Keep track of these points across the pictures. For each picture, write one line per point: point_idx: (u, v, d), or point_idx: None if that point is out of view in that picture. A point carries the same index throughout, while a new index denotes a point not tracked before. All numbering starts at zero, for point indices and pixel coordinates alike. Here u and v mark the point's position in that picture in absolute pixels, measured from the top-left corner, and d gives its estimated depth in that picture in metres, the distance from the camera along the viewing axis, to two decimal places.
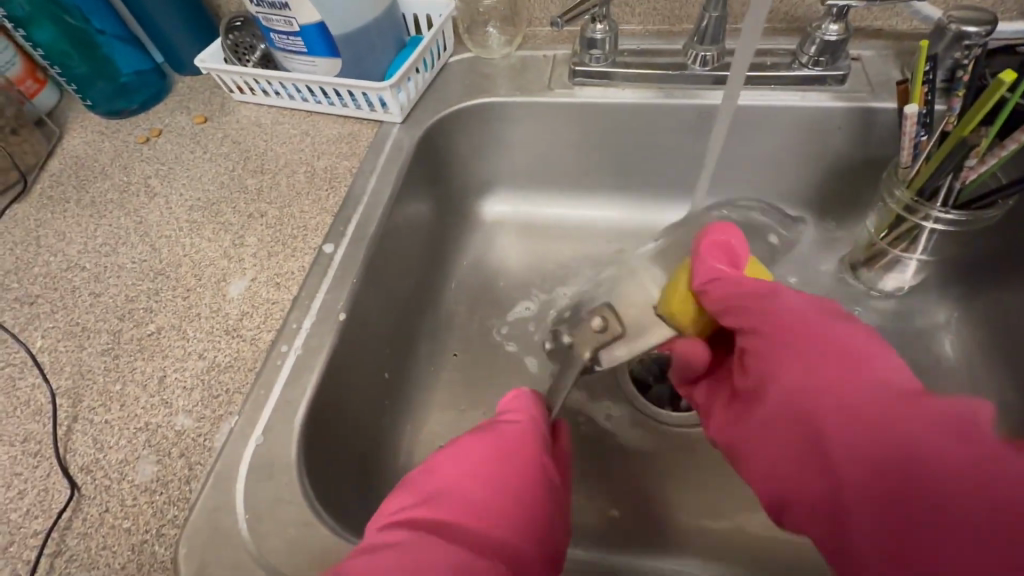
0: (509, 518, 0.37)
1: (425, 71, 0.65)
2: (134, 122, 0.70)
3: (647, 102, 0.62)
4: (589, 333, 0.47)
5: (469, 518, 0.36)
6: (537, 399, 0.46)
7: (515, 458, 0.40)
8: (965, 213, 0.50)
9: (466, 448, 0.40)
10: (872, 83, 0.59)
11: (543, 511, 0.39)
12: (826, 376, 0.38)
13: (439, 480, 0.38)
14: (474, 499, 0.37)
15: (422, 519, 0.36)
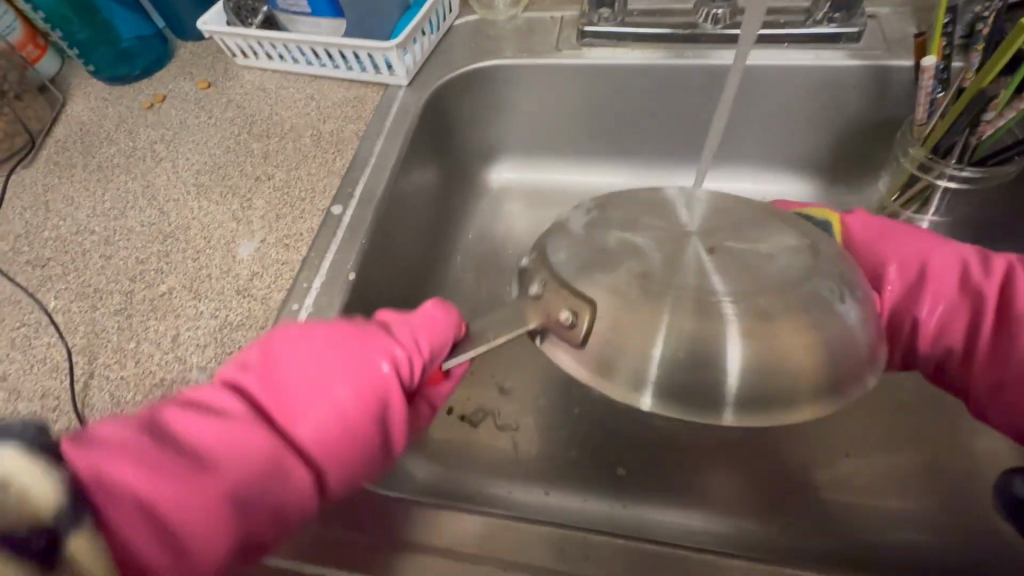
0: (317, 423, 0.35)
1: (430, 33, 0.64)
2: (138, 88, 0.69)
3: (657, 62, 0.61)
4: (558, 308, 0.34)
5: (285, 408, 0.35)
6: (448, 322, 0.40)
7: (369, 372, 0.37)
8: (981, 170, 0.50)
9: (326, 335, 0.38)
10: (888, 40, 0.58)
11: (373, 431, 0.37)
12: (932, 239, 0.46)
13: (285, 354, 0.37)
14: (298, 390, 0.36)
15: (247, 390, 0.36)
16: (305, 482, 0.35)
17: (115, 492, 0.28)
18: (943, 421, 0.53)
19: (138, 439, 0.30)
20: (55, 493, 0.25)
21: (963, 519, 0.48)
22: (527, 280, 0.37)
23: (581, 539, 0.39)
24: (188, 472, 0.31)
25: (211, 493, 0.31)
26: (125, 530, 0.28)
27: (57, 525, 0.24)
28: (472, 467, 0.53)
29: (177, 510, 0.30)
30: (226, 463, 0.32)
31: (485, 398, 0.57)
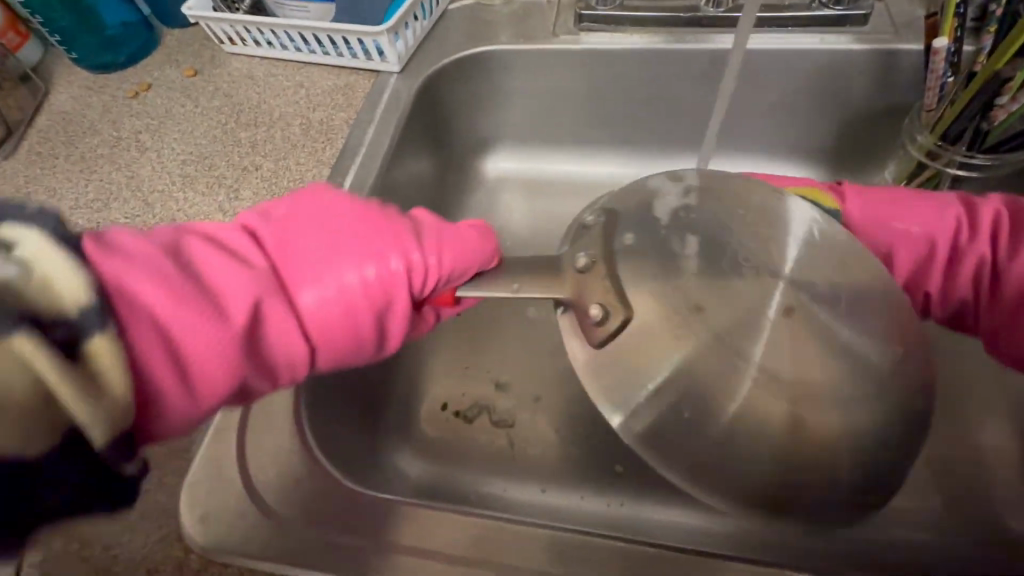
0: (324, 284, 0.33)
1: (423, 18, 0.62)
2: (122, 76, 0.67)
3: (657, 47, 0.59)
4: (591, 300, 0.35)
5: (296, 261, 0.33)
6: (480, 243, 0.38)
7: (386, 256, 0.35)
8: (989, 158, 0.49)
9: (355, 209, 0.36)
10: (896, 23, 0.56)
11: (375, 318, 0.35)
12: (919, 203, 0.44)
13: (310, 213, 0.35)
14: (314, 246, 0.34)
15: (261, 236, 0.34)
16: (300, 347, 0.33)
17: (137, 302, 0.27)
18: (949, 417, 0.51)
19: (161, 257, 0.29)
20: (83, 291, 0.25)
21: (966, 517, 0.47)
22: (580, 244, 0.38)
23: (578, 540, 0.38)
24: (202, 300, 0.29)
25: (219, 330, 0.29)
26: (139, 336, 0.27)
27: (80, 323, 0.24)
28: (465, 464, 0.52)
29: (187, 333, 0.28)
30: (235, 304, 0.30)
31: (480, 394, 0.56)
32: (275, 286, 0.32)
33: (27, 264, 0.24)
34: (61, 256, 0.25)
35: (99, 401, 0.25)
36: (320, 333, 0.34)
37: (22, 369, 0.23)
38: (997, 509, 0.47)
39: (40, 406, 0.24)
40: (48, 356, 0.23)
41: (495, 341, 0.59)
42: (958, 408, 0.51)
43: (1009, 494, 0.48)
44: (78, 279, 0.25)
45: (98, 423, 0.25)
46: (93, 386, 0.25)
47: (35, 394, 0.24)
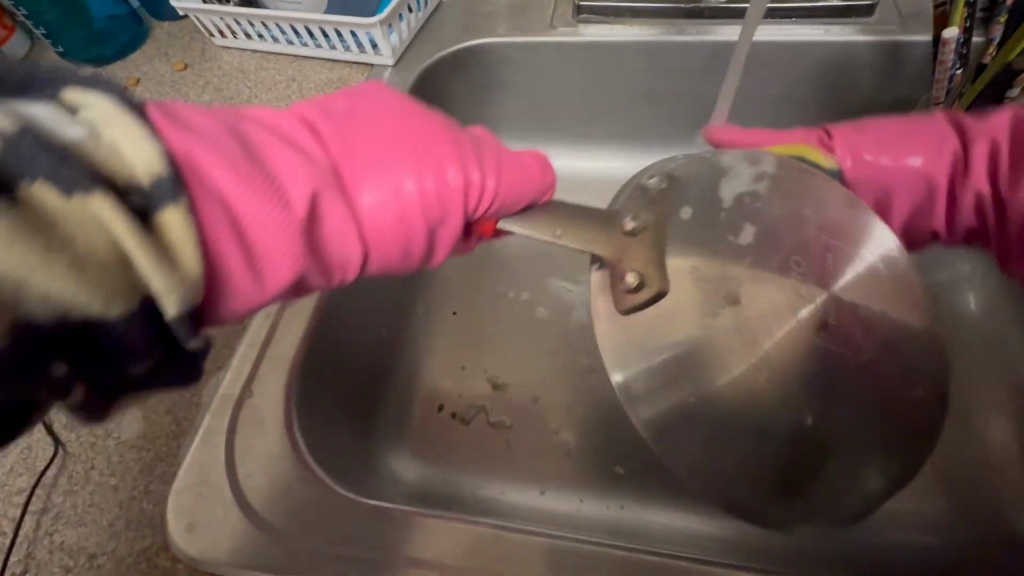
0: (383, 180, 0.30)
1: (417, 9, 0.61)
2: (111, 70, 0.65)
3: (656, 39, 0.57)
4: (630, 265, 0.33)
5: (357, 155, 0.31)
6: (540, 173, 0.36)
7: (451, 163, 0.32)
8: None
9: (420, 112, 0.33)
10: (903, 14, 0.54)
11: (437, 229, 0.32)
12: (910, 141, 0.44)
13: (370, 110, 0.33)
14: (376, 141, 0.31)
15: (318, 128, 0.31)
16: (358, 250, 0.30)
17: (203, 179, 0.25)
18: (955, 417, 0.50)
19: (225, 138, 0.27)
20: (156, 160, 0.23)
21: (970, 519, 0.47)
22: (629, 203, 0.36)
23: (575, 547, 0.37)
24: (268, 185, 0.27)
25: (285, 219, 0.27)
26: (205, 216, 0.25)
27: (151, 191, 0.22)
28: (462, 467, 0.51)
29: (254, 218, 0.26)
30: (300, 194, 0.27)
31: (477, 395, 0.55)
32: (337, 183, 0.29)
33: (95, 127, 0.22)
34: (132, 120, 0.23)
35: (174, 273, 0.23)
36: (380, 239, 0.31)
37: (98, 230, 0.22)
38: (1003, 512, 0.46)
39: (114, 275, 0.22)
40: (125, 221, 0.21)
41: (493, 341, 0.58)
42: (965, 410, 0.50)
43: (1016, 497, 0.47)
44: (150, 146, 0.23)
45: (171, 297, 0.23)
46: (166, 258, 0.23)
47: (110, 259, 0.22)
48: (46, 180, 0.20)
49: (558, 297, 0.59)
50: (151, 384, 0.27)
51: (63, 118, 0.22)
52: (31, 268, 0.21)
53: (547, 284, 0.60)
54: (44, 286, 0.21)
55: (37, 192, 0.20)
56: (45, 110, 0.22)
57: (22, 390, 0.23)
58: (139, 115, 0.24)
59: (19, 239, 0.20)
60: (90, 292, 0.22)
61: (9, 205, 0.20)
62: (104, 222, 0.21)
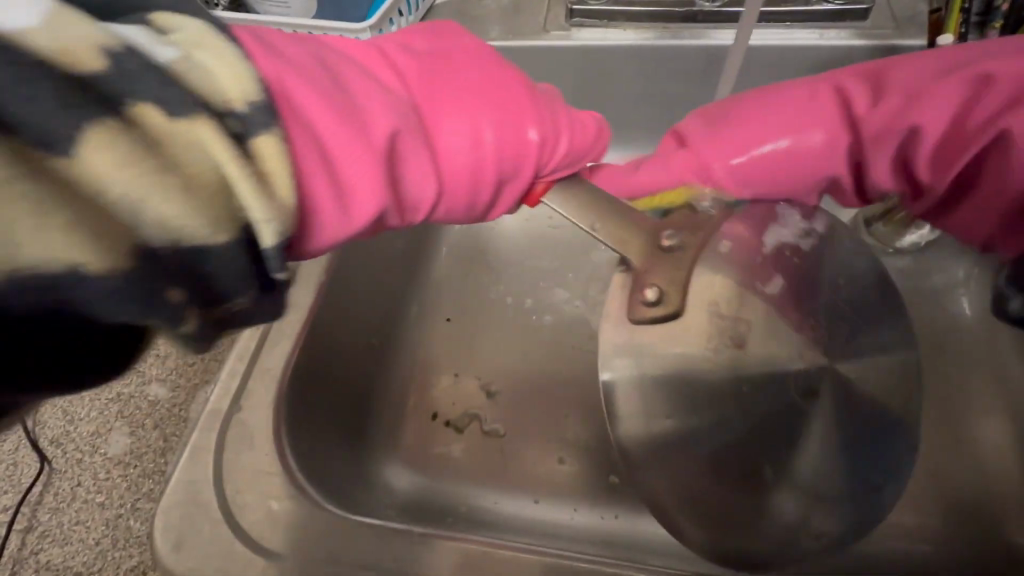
0: (462, 121, 0.29)
1: (408, 13, 0.60)
2: None
3: (650, 43, 0.57)
4: (654, 279, 0.34)
5: (434, 95, 0.29)
6: (596, 136, 0.36)
7: (530, 109, 0.31)
8: None
9: (492, 59, 0.32)
10: (898, 18, 0.54)
11: (512, 176, 0.31)
12: (803, 137, 0.38)
13: (443, 52, 0.31)
14: (454, 82, 0.30)
15: (393, 68, 0.29)
16: (435, 191, 0.28)
17: (294, 100, 0.23)
18: (948, 423, 0.50)
19: (311, 65, 0.25)
20: (254, 84, 0.20)
21: (964, 526, 0.47)
22: (674, 222, 0.36)
23: (566, 564, 0.37)
24: (357, 115, 0.25)
25: (375, 149, 0.25)
26: (301, 139, 0.22)
27: (247, 116, 0.20)
28: (454, 477, 0.51)
29: (345, 145, 0.24)
30: (388, 125, 0.25)
31: (470, 402, 0.55)
32: (418, 121, 0.28)
33: (187, 49, 0.19)
34: (223, 40, 0.20)
35: (275, 204, 0.20)
36: (458, 182, 0.29)
37: (205, 159, 0.19)
38: (998, 521, 0.46)
39: (223, 204, 0.20)
40: (229, 146, 0.19)
41: (486, 348, 0.57)
42: (958, 417, 0.50)
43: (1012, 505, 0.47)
44: (244, 66, 0.20)
45: (272, 228, 0.21)
46: (267, 185, 0.20)
47: (217, 184, 0.19)
48: (153, 101, 0.18)
49: (552, 304, 0.59)
50: (241, 322, 0.24)
51: (153, 38, 0.19)
52: (146, 192, 0.18)
53: (539, 290, 0.60)
54: (158, 213, 0.18)
55: (143, 113, 0.18)
56: (132, 30, 0.19)
57: (140, 320, 0.19)
58: (231, 37, 0.21)
59: (133, 160, 0.17)
60: (201, 218, 0.19)
61: (117, 126, 0.17)
62: (210, 148, 0.19)
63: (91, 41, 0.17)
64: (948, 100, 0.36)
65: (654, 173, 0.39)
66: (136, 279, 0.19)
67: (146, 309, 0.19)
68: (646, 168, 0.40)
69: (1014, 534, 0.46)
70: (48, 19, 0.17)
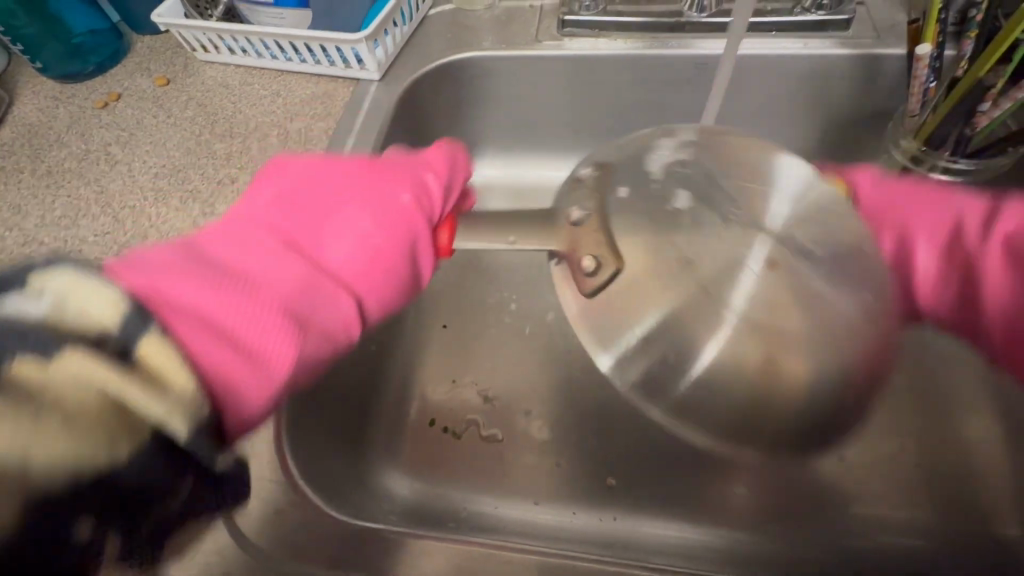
0: (346, 239, 0.35)
1: (403, 24, 0.61)
2: (91, 86, 0.64)
3: (640, 53, 0.58)
4: (584, 251, 0.33)
5: (308, 224, 0.35)
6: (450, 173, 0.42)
7: (391, 201, 0.37)
8: (974, 162, 0.49)
9: (340, 170, 0.38)
10: (878, 28, 0.56)
11: (406, 257, 0.36)
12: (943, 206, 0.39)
13: (294, 187, 0.37)
14: (320, 210, 0.36)
15: (263, 218, 0.34)
16: (347, 303, 0.33)
17: (183, 303, 0.27)
18: (937, 420, 0.52)
19: (197, 262, 0.29)
20: (120, 302, 0.23)
21: (956, 520, 0.48)
22: (574, 197, 0.35)
23: (570, 566, 0.37)
24: (240, 286, 0.29)
25: (271, 297, 0.29)
26: (191, 333, 0.26)
27: (125, 332, 0.23)
28: (453, 482, 0.51)
29: (238, 318, 0.28)
30: (273, 279, 0.31)
31: (469, 408, 0.55)
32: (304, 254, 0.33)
33: (56, 295, 0.22)
34: (92, 278, 0.24)
35: (170, 399, 0.23)
36: (360, 285, 0.34)
37: (84, 389, 0.22)
38: (986, 514, 0.48)
39: (115, 416, 0.22)
40: (106, 368, 0.22)
41: (483, 353, 0.58)
42: (945, 412, 0.52)
43: (999, 499, 0.48)
44: (115, 292, 0.24)
45: (178, 418, 0.23)
46: (159, 385, 0.23)
47: (107, 403, 0.22)
48: (25, 354, 0.21)
49: (545, 307, 0.60)
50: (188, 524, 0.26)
51: (24, 299, 0.22)
52: (30, 441, 0.20)
53: (536, 293, 0.61)
54: (48, 454, 0.21)
55: (18, 369, 0.21)
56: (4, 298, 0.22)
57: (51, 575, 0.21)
58: (97, 274, 0.24)
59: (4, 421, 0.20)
60: (94, 444, 0.22)
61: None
62: (90, 374, 0.22)
63: None
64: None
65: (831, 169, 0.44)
66: (21, 540, 0.20)
67: (43, 568, 0.20)
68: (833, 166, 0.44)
69: (1003, 526, 0.47)
70: None
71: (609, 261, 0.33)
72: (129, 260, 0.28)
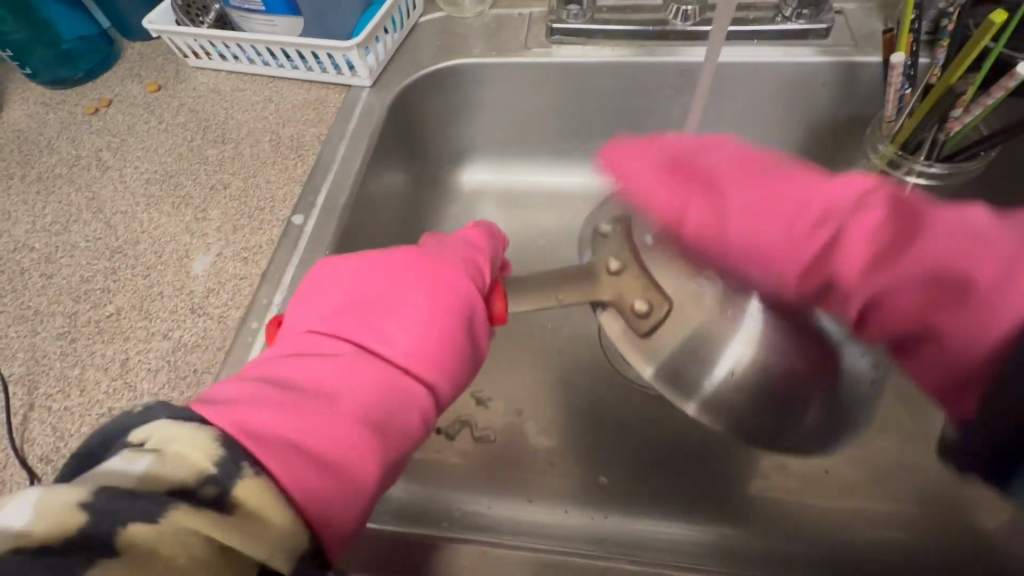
0: (410, 335, 0.34)
1: (394, 31, 0.62)
2: (80, 92, 0.64)
3: (628, 60, 0.59)
4: (631, 296, 0.39)
5: (368, 326, 0.34)
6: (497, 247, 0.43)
7: (444, 284, 0.36)
8: (947, 166, 0.50)
9: (391, 261, 0.37)
10: (856, 37, 0.58)
11: (469, 339, 0.36)
12: (759, 227, 0.34)
13: (348, 288, 0.36)
14: (378, 311, 0.35)
15: (326, 329, 0.34)
16: (423, 396, 0.33)
17: (267, 440, 0.27)
18: (917, 416, 0.53)
19: (271, 392, 0.29)
20: (213, 446, 0.25)
21: (937, 514, 0.49)
22: (604, 252, 0.41)
23: (561, 562, 0.38)
24: (317, 407, 0.30)
25: (347, 418, 0.30)
26: (284, 468, 0.27)
27: (221, 476, 0.24)
28: (447, 484, 0.52)
29: (321, 440, 0.29)
30: (346, 392, 0.31)
31: (461, 410, 0.55)
32: (371, 359, 0.33)
33: (160, 451, 0.25)
34: (188, 427, 0.26)
35: (268, 535, 0.24)
36: (430, 374, 0.34)
37: (190, 539, 0.23)
38: (967, 508, 0.49)
39: (217, 562, 0.23)
40: (210, 515, 0.23)
41: None
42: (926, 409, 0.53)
43: (977, 492, 0.49)
44: (210, 437, 0.26)
45: (276, 552, 0.24)
46: (259, 522, 0.24)
47: (213, 552, 0.23)
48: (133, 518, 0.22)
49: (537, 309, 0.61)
50: None
51: (131, 459, 0.24)
52: None
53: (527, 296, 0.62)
54: None
55: (133, 532, 0.22)
56: (117, 464, 0.24)
57: None
58: (192, 420, 0.26)
59: None
60: None
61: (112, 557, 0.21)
62: (194, 523, 0.23)
63: (74, 502, 0.22)
64: (980, 268, 0.28)
65: (695, 149, 0.37)
66: None
67: None
68: (670, 146, 0.38)
69: (983, 519, 0.48)
70: (41, 506, 0.22)
71: (651, 298, 0.39)
72: (209, 399, 0.29)
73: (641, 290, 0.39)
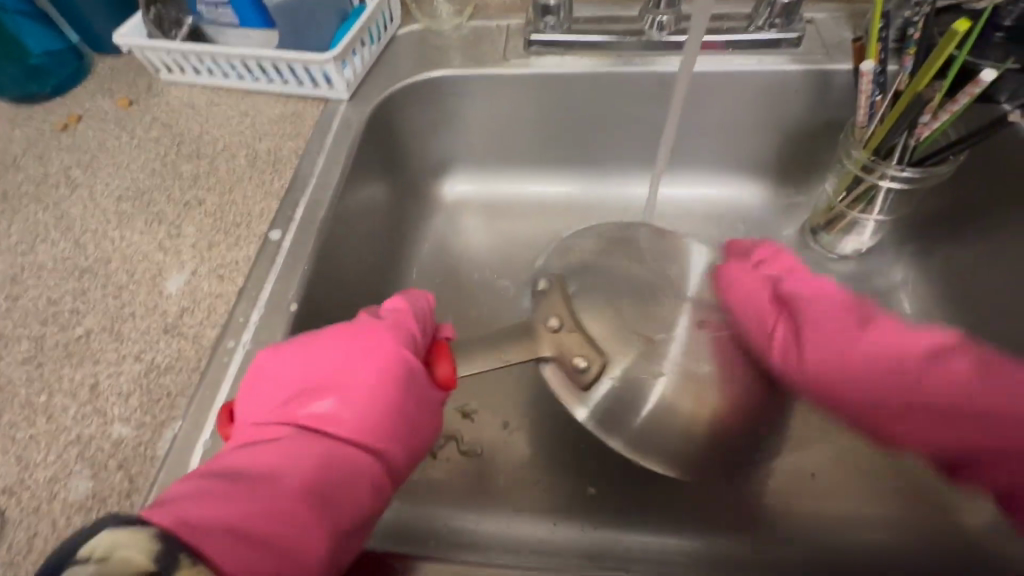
0: (353, 410, 0.36)
1: (371, 43, 0.61)
2: (49, 108, 0.62)
3: (605, 70, 0.60)
4: (570, 352, 0.44)
5: (312, 409, 0.35)
6: (425, 314, 0.43)
7: (381, 355, 0.38)
8: (919, 170, 0.51)
9: (326, 341, 0.38)
10: (827, 45, 0.59)
11: (410, 405, 0.38)
12: (840, 357, 0.40)
13: (288, 375, 0.37)
14: (321, 393, 0.36)
15: (271, 419, 0.35)
16: (371, 465, 0.35)
17: (212, 528, 0.27)
18: None
19: (216, 486, 0.30)
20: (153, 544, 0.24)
21: (921, 514, 0.49)
22: (544, 310, 0.46)
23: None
24: (264, 491, 0.30)
25: (294, 498, 0.31)
26: (228, 559, 0.26)
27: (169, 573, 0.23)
28: (433, 501, 0.50)
29: (272, 526, 0.29)
30: (289, 472, 0.32)
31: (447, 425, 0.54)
32: (319, 441, 0.34)
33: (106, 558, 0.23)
34: (134, 533, 0.25)
35: None
36: (374, 442, 0.36)
37: None
38: (950, 507, 0.49)
39: None
40: None
41: None
42: None
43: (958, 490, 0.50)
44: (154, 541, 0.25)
45: None
46: None
47: None
48: None
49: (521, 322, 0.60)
50: None
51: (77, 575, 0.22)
52: None
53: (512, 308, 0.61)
54: None
55: None
56: None
57: None
58: (134, 526, 0.25)
59: None
60: None
61: None
62: None
63: None
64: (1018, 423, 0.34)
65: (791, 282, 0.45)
66: None
67: None
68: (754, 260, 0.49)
69: (963, 517, 0.49)
70: None
71: (587, 354, 0.45)
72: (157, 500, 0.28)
73: (578, 346, 0.45)
